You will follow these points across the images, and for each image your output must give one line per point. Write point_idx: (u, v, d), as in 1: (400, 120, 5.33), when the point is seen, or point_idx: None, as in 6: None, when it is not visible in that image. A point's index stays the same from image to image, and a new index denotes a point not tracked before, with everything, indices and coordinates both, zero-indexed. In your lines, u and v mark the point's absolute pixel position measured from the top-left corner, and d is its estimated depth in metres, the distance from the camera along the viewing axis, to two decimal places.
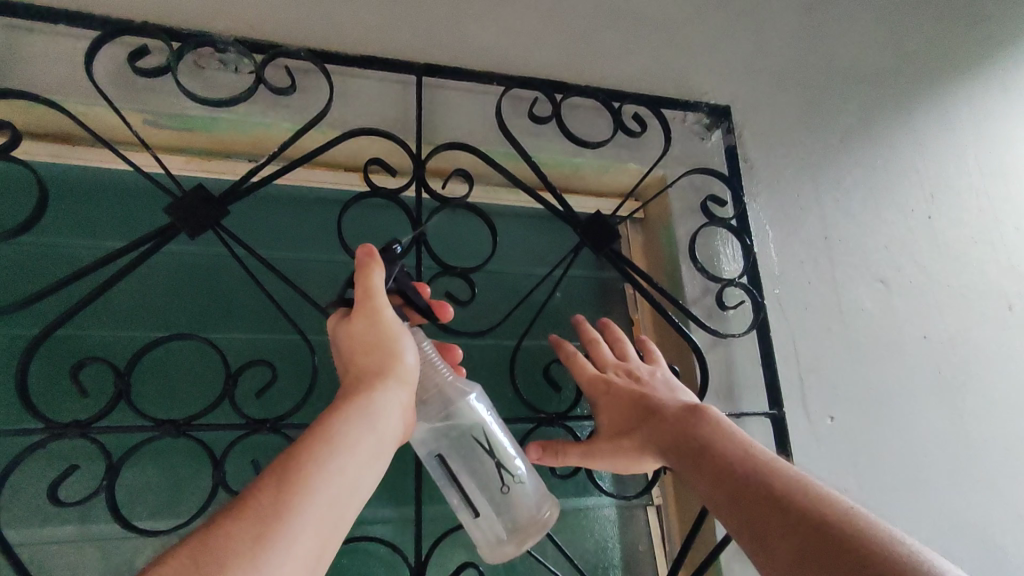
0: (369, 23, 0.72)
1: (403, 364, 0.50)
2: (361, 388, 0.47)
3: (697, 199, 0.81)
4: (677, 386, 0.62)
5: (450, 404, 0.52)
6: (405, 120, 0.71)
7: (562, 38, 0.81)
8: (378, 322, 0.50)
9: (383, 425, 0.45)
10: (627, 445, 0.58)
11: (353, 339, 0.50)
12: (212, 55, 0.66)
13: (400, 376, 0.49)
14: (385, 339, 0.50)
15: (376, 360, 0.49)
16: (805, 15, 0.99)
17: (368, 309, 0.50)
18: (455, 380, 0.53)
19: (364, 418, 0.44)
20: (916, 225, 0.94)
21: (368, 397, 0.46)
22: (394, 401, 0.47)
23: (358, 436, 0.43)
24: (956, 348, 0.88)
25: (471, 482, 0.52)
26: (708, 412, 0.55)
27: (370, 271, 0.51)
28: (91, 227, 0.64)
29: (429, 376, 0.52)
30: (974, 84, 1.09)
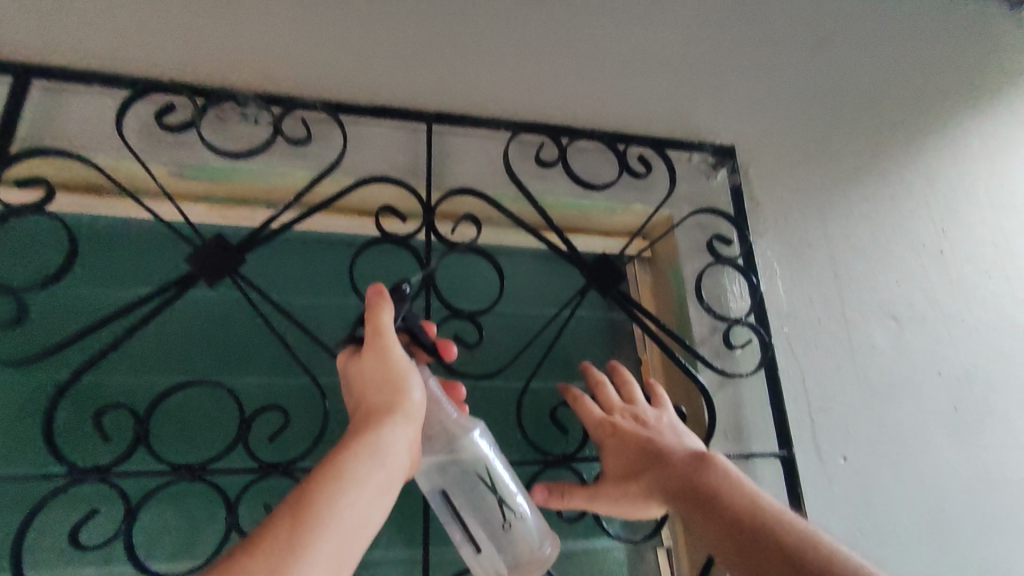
0: (381, 74, 0.75)
1: (410, 399, 0.51)
2: (369, 425, 0.48)
3: (703, 238, 0.82)
4: (684, 430, 0.63)
5: (454, 440, 0.53)
6: (416, 165, 0.73)
7: (569, 82, 0.83)
8: (388, 360, 0.52)
9: (391, 460, 0.47)
10: (634, 491, 0.60)
11: (363, 376, 0.52)
12: (234, 108, 0.68)
13: (407, 411, 0.50)
14: (394, 376, 0.52)
15: (385, 397, 0.51)
16: (810, 53, 1.00)
17: (377, 347, 0.52)
18: (460, 418, 0.55)
19: (373, 453, 0.46)
20: (928, 259, 0.94)
21: (377, 434, 0.48)
22: (402, 438, 0.49)
23: (367, 471, 0.45)
24: (972, 385, 0.87)
25: (474, 518, 0.53)
26: (716, 461, 0.57)
27: (380, 310, 0.53)
28: (116, 275, 0.66)
29: (433, 413, 0.54)
30: (982, 116, 1.09)
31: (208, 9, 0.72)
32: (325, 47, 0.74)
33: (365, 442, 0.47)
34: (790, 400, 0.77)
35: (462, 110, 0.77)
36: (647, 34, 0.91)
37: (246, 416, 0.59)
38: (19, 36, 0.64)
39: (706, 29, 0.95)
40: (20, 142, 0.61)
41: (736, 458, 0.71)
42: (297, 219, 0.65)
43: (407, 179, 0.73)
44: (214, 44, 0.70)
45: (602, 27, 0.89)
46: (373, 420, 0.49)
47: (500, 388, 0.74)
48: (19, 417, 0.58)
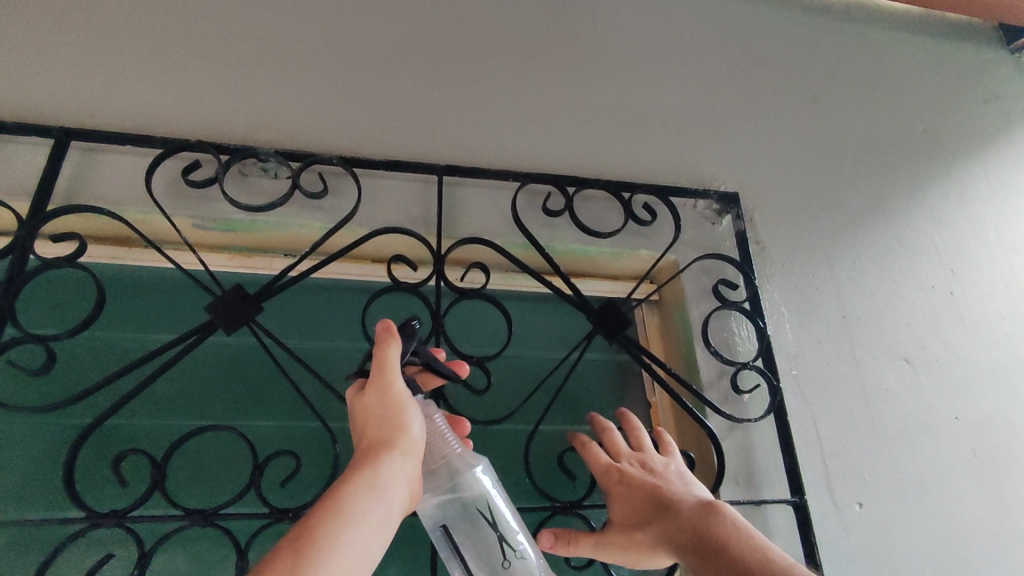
0: (395, 130, 0.79)
1: (410, 436, 0.52)
2: (369, 459, 0.49)
3: (709, 283, 0.83)
4: (691, 479, 0.63)
5: (457, 475, 0.53)
6: (427, 215, 0.76)
7: (575, 133, 0.87)
8: (390, 396, 0.53)
9: (390, 496, 0.48)
10: (641, 539, 0.59)
11: (365, 411, 0.53)
12: (256, 163, 0.72)
13: (406, 448, 0.51)
14: (395, 412, 0.52)
15: (383, 432, 0.51)
16: (811, 102, 1.03)
17: (381, 383, 0.53)
18: (463, 452, 0.54)
19: (372, 489, 0.47)
20: (938, 301, 0.93)
21: (375, 469, 0.48)
22: (399, 474, 0.49)
23: (366, 507, 0.45)
24: (991, 429, 0.85)
25: (473, 555, 0.53)
26: (724, 509, 0.57)
27: (387, 345, 0.54)
28: (139, 322, 0.69)
29: (437, 447, 0.54)
30: (987, 160, 1.10)
31: (234, 74, 0.77)
32: (343, 106, 0.79)
33: (363, 477, 0.47)
34: (802, 445, 0.76)
35: (472, 162, 0.80)
36: (650, 87, 0.94)
37: (258, 460, 0.60)
38: (62, 103, 0.69)
39: (707, 81, 0.98)
40: (58, 200, 0.66)
41: (748, 505, 0.70)
42: (311, 268, 0.67)
43: (418, 228, 0.75)
44: (239, 106, 0.75)
45: (607, 81, 0.92)
46: (371, 455, 0.49)
47: (509, 432, 0.75)
48: (42, 461, 0.60)
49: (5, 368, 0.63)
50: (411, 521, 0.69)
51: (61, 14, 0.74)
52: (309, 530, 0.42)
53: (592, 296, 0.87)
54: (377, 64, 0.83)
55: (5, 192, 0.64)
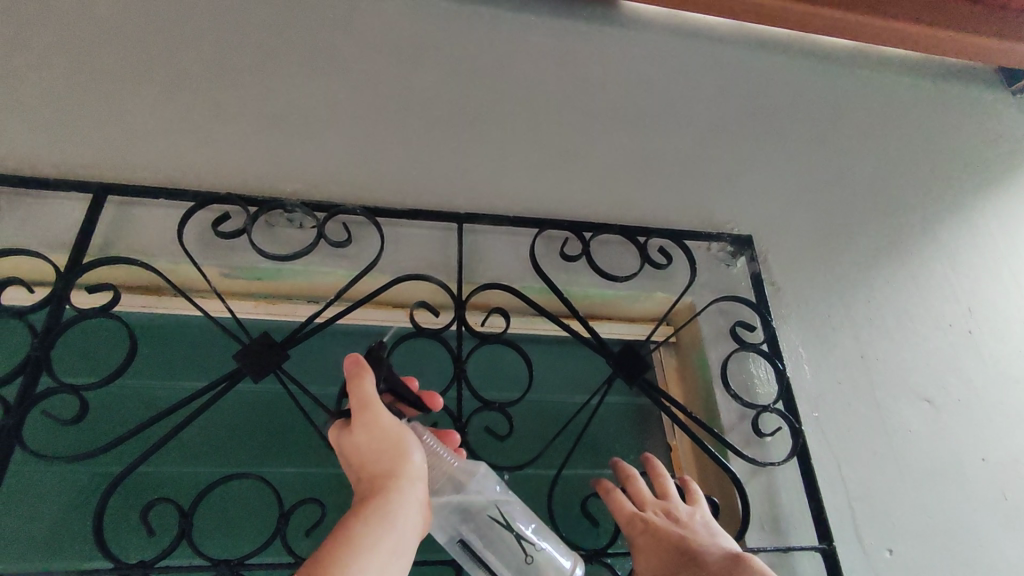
0: (416, 180, 0.82)
1: (411, 463, 0.52)
2: (373, 492, 0.49)
3: (726, 324, 0.84)
4: (717, 531, 0.62)
5: (462, 487, 0.54)
6: (448, 262, 0.78)
7: (590, 180, 0.89)
8: (382, 424, 0.52)
9: (403, 524, 0.48)
10: None
11: (361, 445, 0.52)
12: (282, 214, 0.75)
13: (410, 475, 0.51)
14: (393, 440, 0.52)
15: (384, 463, 0.51)
16: (819, 146, 1.06)
17: (365, 416, 0.52)
18: (462, 464, 0.55)
19: (383, 519, 0.47)
20: (957, 340, 0.93)
21: (383, 499, 0.48)
22: (408, 501, 0.50)
23: (382, 537, 0.46)
24: (1020, 471, 0.84)
25: (495, 557, 0.54)
26: (751, 564, 0.56)
27: (361, 378, 0.53)
28: (168, 370, 0.71)
29: (435, 466, 0.55)
30: (997, 198, 1.11)
31: (263, 130, 0.80)
32: (366, 159, 0.82)
33: (373, 508, 0.47)
34: (828, 489, 0.75)
35: (491, 210, 0.82)
36: (662, 134, 0.97)
37: (284, 508, 0.60)
38: (101, 160, 0.72)
39: (718, 128, 1.01)
40: (94, 252, 0.68)
41: (774, 551, 0.69)
42: (336, 315, 0.68)
43: (439, 274, 0.77)
44: (267, 160, 0.78)
45: (620, 130, 0.95)
46: (376, 486, 0.49)
47: (531, 477, 0.74)
48: (72, 512, 0.60)
49: (38, 419, 0.64)
50: (433, 570, 0.68)
51: (103, 76, 0.78)
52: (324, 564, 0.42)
53: (610, 339, 0.87)
54: (399, 117, 0.86)
55: (45, 245, 0.67)
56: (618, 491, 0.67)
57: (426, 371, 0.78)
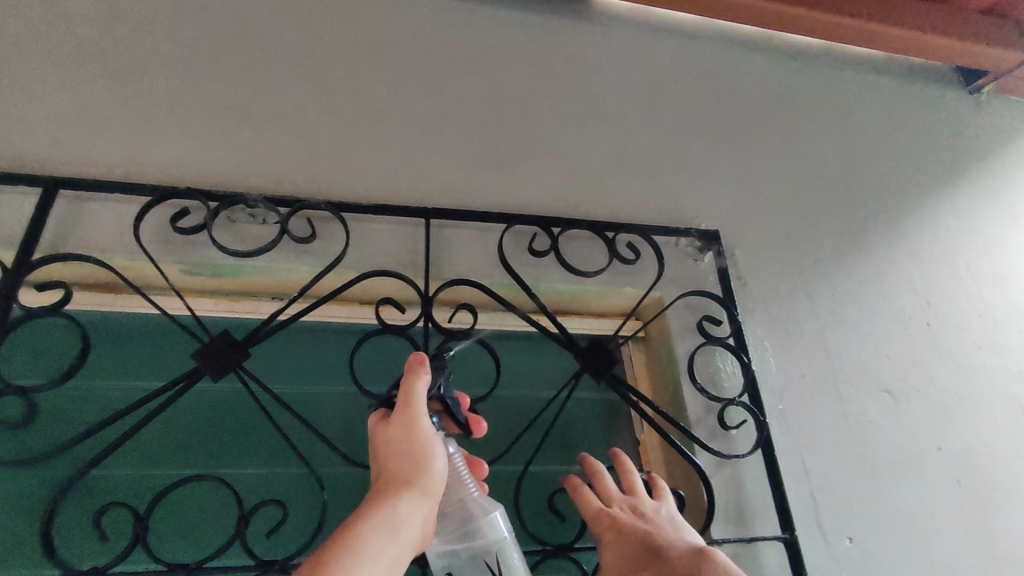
0: (383, 174, 0.81)
1: (431, 474, 0.54)
2: (388, 495, 0.51)
3: (694, 319, 0.84)
4: (683, 526, 0.62)
5: (469, 520, 0.54)
6: (415, 258, 0.77)
7: (558, 175, 0.89)
8: (418, 429, 0.55)
9: (405, 536, 0.49)
10: None
11: (391, 444, 0.55)
12: (245, 209, 0.73)
13: (425, 488, 0.52)
14: (421, 448, 0.54)
15: (404, 467, 0.53)
16: (785, 142, 1.07)
17: (407, 415, 0.55)
18: (479, 498, 0.55)
19: (388, 530, 0.48)
20: (916, 332, 0.96)
21: (392, 507, 0.50)
22: (415, 514, 0.50)
23: (382, 547, 0.47)
24: (974, 459, 0.86)
25: None
26: (715, 557, 0.55)
27: (415, 379, 0.57)
28: (125, 370, 0.69)
29: (455, 489, 0.56)
30: (955, 195, 1.14)
31: (223, 123, 0.78)
32: (331, 153, 0.80)
33: (381, 514, 0.49)
34: (791, 480, 0.76)
35: (458, 205, 0.81)
36: (631, 131, 0.97)
37: (244, 510, 0.59)
38: (53, 153, 0.70)
39: (687, 124, 1.01)
40: (44, 249, 0.65)
41: (738, 542, 0.70)
42: (299, 312, 0.67)
43: (406, 270, 0.76)
44: (228, 153, 0.76)
45: (589, 126, 0.95)
46: (392, 491, 0.51)
47: (499, 473, 0.74)
48: (21, 518, 0.58)
49: None
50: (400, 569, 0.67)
51: (55, 67, 0.75)
52: (326, 552, 0.44)
53: (579, 334, 0.87)
54: (365, 111, 0.85)
55: None
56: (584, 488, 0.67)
57: (392, 368, 0.76)
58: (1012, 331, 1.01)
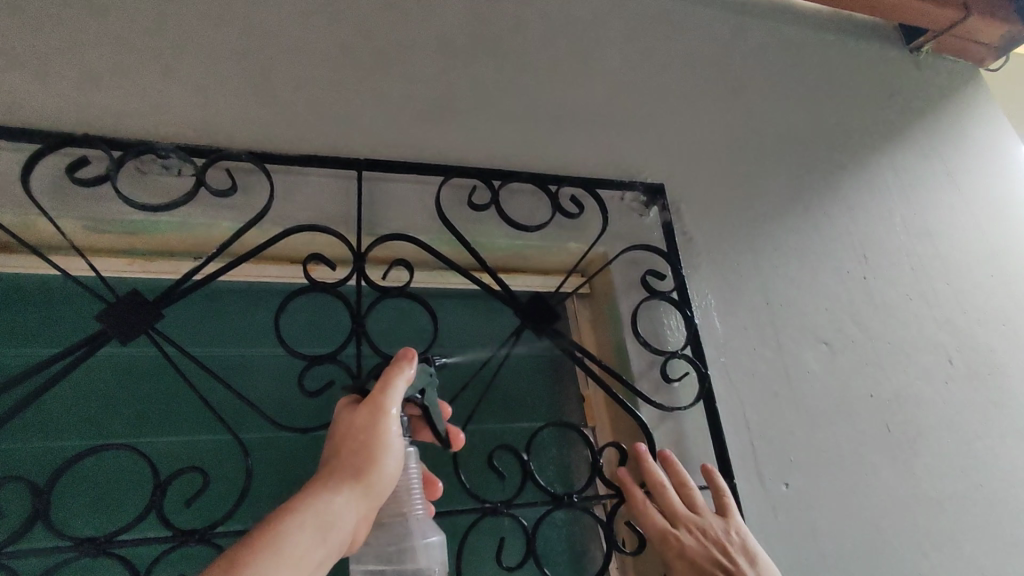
0: (311, 124, 0.75)
1: (380, 474, 0.50)
2: (327, 486, 0.48)
3: (638, 274, 0.83)
4: (756, 551, 0.62)
5: (405, 539, 0.50)
6: (347, 212, 0.72)
7: (500, 127, 0.85)
8: (381, 423, 0.52)
9: (332, 535, 0.46)
10: None
11: (349, 432, 0.52)
12: (155, 160, 0.67)
13: (369, 485, 0.49)
14: (377, 442, 0.51)
15: (355, 461, 0.50)
16: (732, 97, 1.06)
17: (372, 408, 0.52)
18: (421, 519, 0.51)
19: (317, 527, 0.45)
20: (853, 285, 0.98)
21: (327, 501, 0.47)
22: (351, 511, 0.48)
23: (308, 546, 0.44)
24: (903, 404, 0.90)
25: None
26: None
27: (394, 373, 0.55)
28: (24, 336, 0.63)
29: (400, 502, 0.52)
30: (894, 152, 1.16)
31: (130, 63, 0.71)
32: (252, 99, 0.74)
33: (315, 509, 0.46)
34: (731, 430, 0.77)
35: (393, 157, 0.77)
36: (576, 83, 0.94)
37: (161, 480, 0.55)
38: None
39: (634, 77, 0.99)
40: None
41: None
42: (218, 271, 0.62)
43: (337, 225, 0.72)
44: (136, 96, 0.69)
45: (532, 76, 0.91)
46: (332, 483, 0.48)
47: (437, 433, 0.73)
48: None
49: None
50: None
51: None
52: (250, 538, 0.42)
53: (522, 291, 0.85)
54: (290, 55, 0.79)
55: None
56: (647, 502, 0.65)
57: (322, 329, 0.73)
58: (942, 283, 1.04)
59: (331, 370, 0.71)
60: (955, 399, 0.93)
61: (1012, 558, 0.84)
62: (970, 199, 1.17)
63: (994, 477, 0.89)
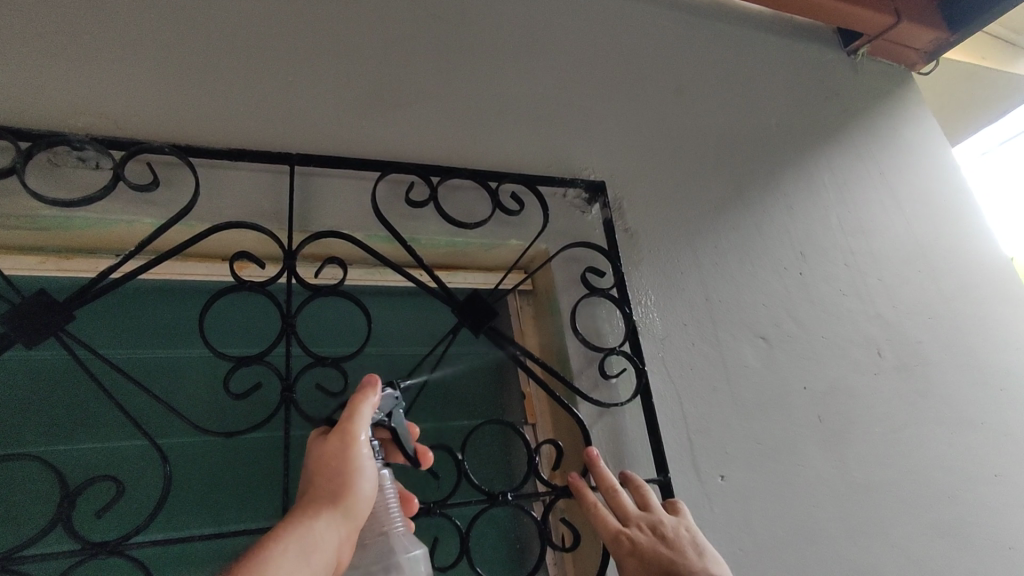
0: (241, 117, 0.73)
1: (356, 498, 0.50)
2: (305, 513, 0.48)
3: (579, 271, 0.84)
4: (704, 549, 0.62)
5: (389, 555, 0.48)
6: (277, 208, 0.70)
7: (440, 123, 0.84)
8: (351, 447, 0.51)
9: (316, 559, 0.46)
10: None
11: (321, 458, 0.51)
12: (69, 152, 0.63)
13: (346, 510, 0.49)
14: (348, 466, 0.50)
15: (331, 487, 0.49)
16: (675, 96, 1.07)
17: (342, 435, 0.51)
18: (404, 533, 0.50)
19: (298, 551, 0.45)
20: (790, 280, 1.00)
21: (308, 528, 0.47)
22: (330, 536, 0.47)
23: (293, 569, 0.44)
24: (834, 395, 0.93)
25: None
26: None
27: (360, 400, 0.53)
28: None
29: (381, 521, 0.51)
30: (830, 152, 1.20)
31: (42, 49, 0.67)
32: (177, 91, 0.71)
33: (295, 536, 0.46)
34: (669, 425, 0.79)
35: (329, 152, 0.75)
36: (520, 79, 0.93)
37: (73, 489, 0.52)
38: None
39: (577, 75, 0.99)
40: None
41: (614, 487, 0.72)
42: (137, 270, 0.59)
43: (268, 222, 0.70)
44: (48, 84, 0.65)
45: (475, 72, 0.90)
46: (310, 509, 0.48)
47: None
48: None
49: None
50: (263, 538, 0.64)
51: None
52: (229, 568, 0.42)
53: (461, 289, 0.86)
54: (219, 45, 0.76)
55: None
56: (599, 504, 0.65)
57: (248, 329, 0.71)
58: (873, 279, 1.08)
59: (260, 370, 0.70)
60: (883, 390, 0.97)
61: (934, 540, 0.88)
62: (901, 197, 1.21)
63: (919, 463, 0.93)
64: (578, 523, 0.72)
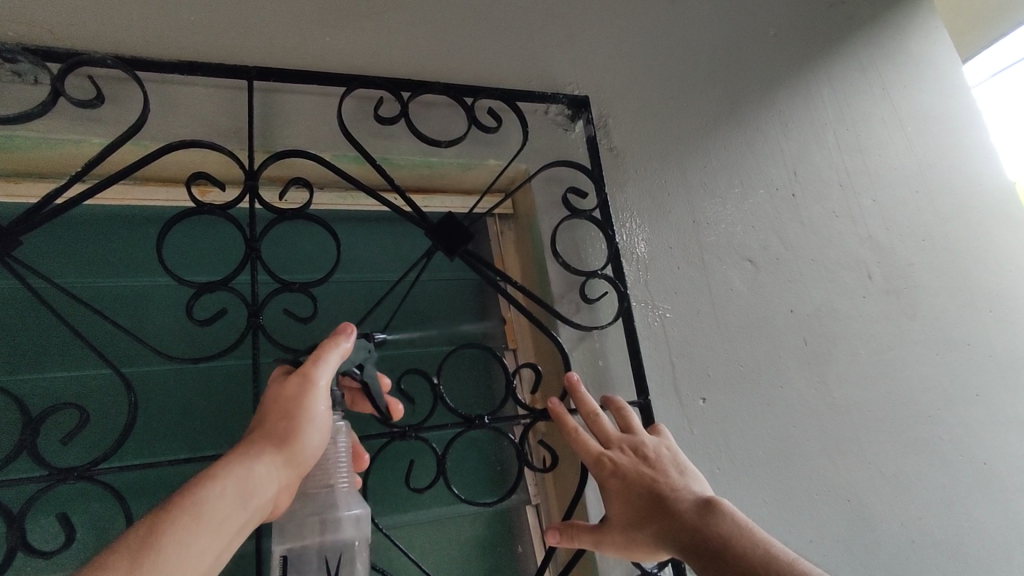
0: (190, 25, 0.67)
1: (305, 445, 0.48)
2: (249, 452, 0.45)
3: (559, 192, 0.80)
4: (685, 467, 0.62)
5: (331, 510, 0.48)
6: (235, 126, 0.66)
7: (411, 33, 0.78)
8: (310, 394, 0.49)
9: (256, 502, 0.44)
10: (641, 537, 0.59)
11: (275, 401, 0.49)
12: (2, 65, 0.58)
13: (292, 455, 0.47)
14: (303, 412, 0.48)
15: (282, 429, 0.47)
16: (667, 3, 1.00)
17: (304, 377, 0.50)
18: (348, 490, 0.50)
19: (240, 494, 0.43)
20: (780, 201, 0.97)
21: (249, 469, 0.45)
22: (272, 479, 0.45)
23: (228, 513, 0.42)
24: (821, 318, 0.92)
25: None
26: (721, 506, 0.56)
27: (331, 346, 0.52)
28: None
29: (327, 473, 0.49)
30: (830, 65, 1.14)
31: None
32: None
33: (235, 477, 0.43)
34: (650, 349, 0.78)
35: (289, 65, 0.70)
36: None
37: (36, 417, 0.51)
38: None
39: None
40: None
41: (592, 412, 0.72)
42: (83, 192, 0.55)
43: (227, 141, 0.65)
44: None
45: None
46: (255, 449, 0.46)
47: None
48: None
49: None
50: None
51: None
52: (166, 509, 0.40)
53: (437, 212, 0.83)
54: None
55: None
56: (579, 428, 0.65)
57: (212, 256, 0.69)
58: (867, 200, 1.05)
59: (227, 295, 0.69)
60: (871, 312, 0.96)
61: (910, 456, 0.89)
62: (903, 114, 1.16)
63: (902, 384, 0.93)
64: (558, 446, 0.73)
